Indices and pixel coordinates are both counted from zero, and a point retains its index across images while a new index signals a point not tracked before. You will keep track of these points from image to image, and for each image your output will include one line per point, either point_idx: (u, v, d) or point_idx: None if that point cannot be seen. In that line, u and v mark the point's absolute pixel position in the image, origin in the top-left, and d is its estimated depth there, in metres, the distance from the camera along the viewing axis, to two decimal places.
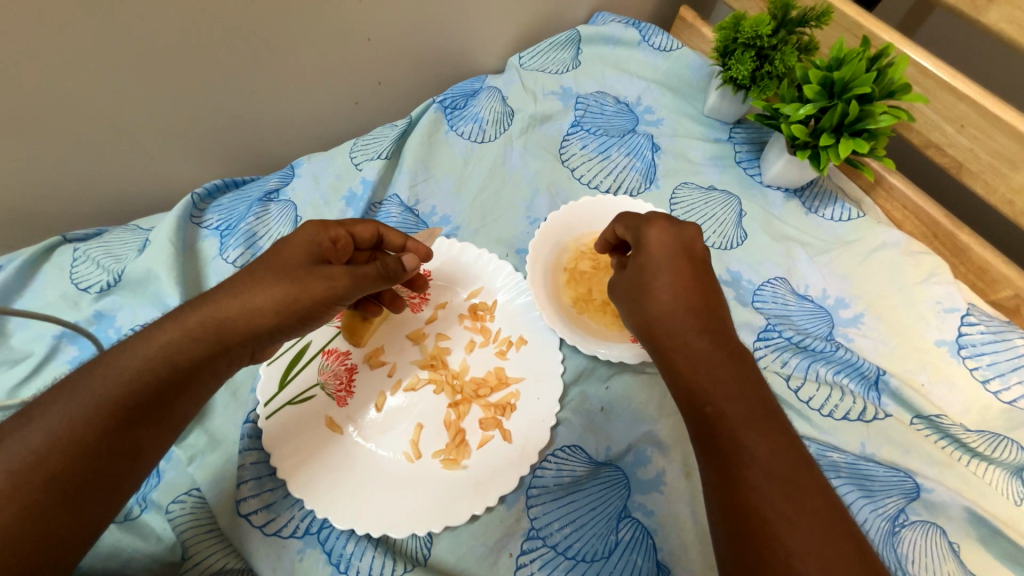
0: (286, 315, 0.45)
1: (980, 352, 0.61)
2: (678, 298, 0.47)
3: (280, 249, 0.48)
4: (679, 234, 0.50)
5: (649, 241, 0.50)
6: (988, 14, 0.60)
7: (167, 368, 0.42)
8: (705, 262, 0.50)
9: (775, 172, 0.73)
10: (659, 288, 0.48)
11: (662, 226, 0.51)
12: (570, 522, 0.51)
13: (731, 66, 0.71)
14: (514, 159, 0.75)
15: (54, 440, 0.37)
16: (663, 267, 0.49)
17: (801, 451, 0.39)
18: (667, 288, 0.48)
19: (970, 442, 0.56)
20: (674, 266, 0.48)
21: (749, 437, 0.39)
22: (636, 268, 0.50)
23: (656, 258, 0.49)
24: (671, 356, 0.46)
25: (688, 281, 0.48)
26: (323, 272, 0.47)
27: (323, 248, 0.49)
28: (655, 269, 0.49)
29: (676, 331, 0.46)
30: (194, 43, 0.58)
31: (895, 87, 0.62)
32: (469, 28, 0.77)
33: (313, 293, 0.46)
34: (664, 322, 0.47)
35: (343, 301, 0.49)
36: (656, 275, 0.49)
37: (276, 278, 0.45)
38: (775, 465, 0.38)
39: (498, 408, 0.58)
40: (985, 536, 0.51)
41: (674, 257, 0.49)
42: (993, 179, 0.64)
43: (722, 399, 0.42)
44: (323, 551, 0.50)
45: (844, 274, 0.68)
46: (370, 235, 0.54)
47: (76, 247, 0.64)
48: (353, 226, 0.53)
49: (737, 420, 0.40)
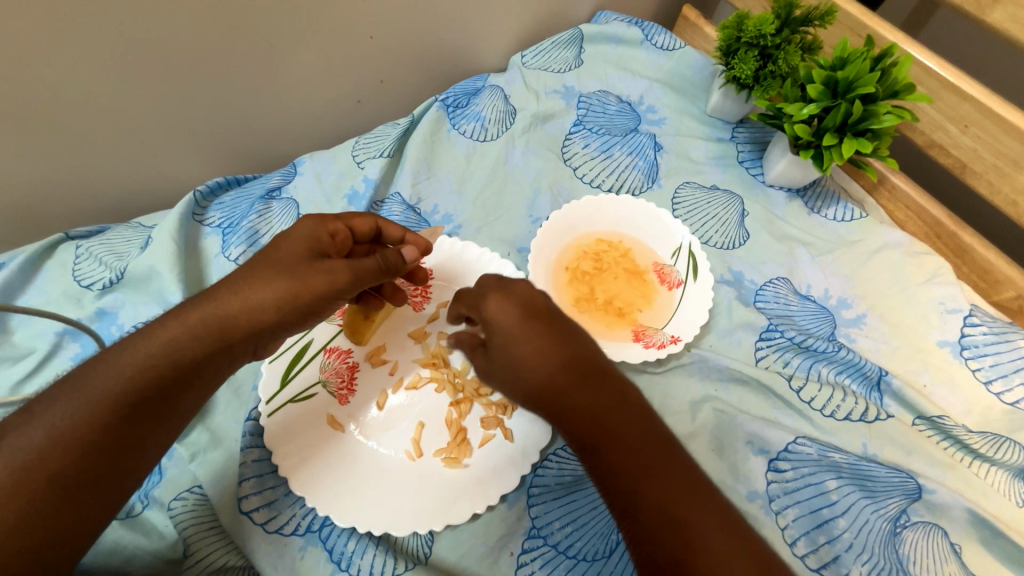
0: (288, 310, 0.45)
1: (982, 353, 0.61)
2: (541, 363, 0.44)
3: (279, 244, 0.48)
4: (517, 295, 0.49)
5: (493, 312, 0.48)
6: (993, 14, 0.60)
7: (169, 365, 0.42)
8: (553, 313, 0.48)
9: (777, 171, 0.73)
10: (522, 358, 0.45)
11: (498, 296, 0.48)
12: (571, 522, 0.51)
13: (734, 65, 0.70)
14: (516, 157, 0.75)
15: (56, 438, 0.37)
16: (515, 332, 0.46)
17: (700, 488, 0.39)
18: (529, 353, 0.45)
19: (972, 443, 0.55)
20: (527, 328, 0.46)
21: (647, 490, 0.38)
22: (495, 344, 0.47)
23: (509, 323, 0.47)
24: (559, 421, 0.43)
25: (544, 341, 0.45)
26: (323, 268, 0.47)
27: (321, 242, 0.49)
28: (509, 338, 0.46)
29: (554, 397, 0.43)
30: (197, 40, 0.58)
31: (899, 87, 0.62)
32: (471, 26, 0.77)
33: (314, 288, 0.46)
34: (539, 391, 0.44)
35: (344, 296, 0.49)
36: (514, 342, 0.46)
37: (277, 274, 0.45)
38: (675, 507, 0.37)
39: (500, 407, 0.58)
40: (986, 538, 0.51)
41: (523, 320, 0.47)
42: (996, 179, 0.64)
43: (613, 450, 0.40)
44: (324, 549, 0.50)
45: (847, 274, 0.68)
46: (368, 229, 0.54)
47: (78, 244, 0.64)
48: (353, 220, 0.53)
49: (631, 471, 0.39)
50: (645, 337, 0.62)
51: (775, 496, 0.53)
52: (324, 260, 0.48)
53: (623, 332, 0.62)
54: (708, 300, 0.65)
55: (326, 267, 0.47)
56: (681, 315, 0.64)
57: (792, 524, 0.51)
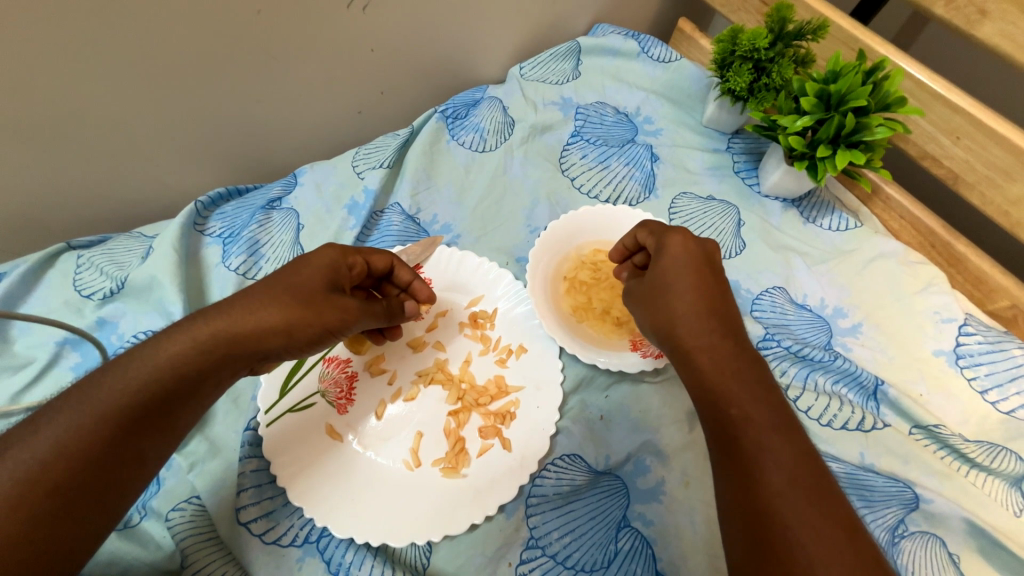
0: (298, 336, 0.47)
1: (977, 362, 0.62)
2: (702, 304, 0.49)
3: (297, 267, 0.49)
4: (701, 246, 0.53)
5: (671, 248, 0.52)
6: (982, 28, 0.60)
7: (173, 380, 0.42)
8: (718, 272, 0.52)
9: (773, 182, 0.74)
10: (680, 291, 0.50)
11: (680, 238, 0.52)
12: (569, 531, 0.51)
13: (729, 78, 0.72)
14: (515, 168, 0.76)
15: (60, 450, 0.38)
16: (680, 277, 0.50)
17: (813, 455, 0.40)
18: (687, 300, 0.49)
19: (970, 453, 0.56)
20: (691, 276, 0.50)
21: (763, 452, 0.39)
22: (656, 273, 0.52)
23: (677, 266, 0.51)
24: (692, 361, 0.47)
25: (710, 287, 0.50)
26: (337, 302, 0.49)
27: (338, 273, 0.51)
28: (672, 285, 0.50)
29: (693, 336, 0.48)
30: (196, 53, 0.59)
31: (891, 100, 0.63)
32: (470, 38, 0.78)
33: (327, 319, 0.48)
34: (688, 327, 0.48)
35: (347, 331, 0.51)
36: (673, 279, 0.50)
37: (293, 298, 0.46)
38: (789, 463, 0.39)
39: (498, 416, 0.58)
40: (984, 547, 0.51)
41: (691, 272, 0.50)
42: (988, 190, 0.65)
43: (744, 403, 0.42)
44: (322, 560, 0.50)
45: (842, 283, 0.69)
46: (384, 265, 0.56)
47: (80, 254, 0.64)
48: (371, 255, 0.55)
49: (752, 429, 0.41)
50: (642, 346, 0.62)
51: None
52: (339, 294, 0.50)
53: (620, 341, 0.63)
54: None
55: (341, 302, 0.49)
56: None
57: None
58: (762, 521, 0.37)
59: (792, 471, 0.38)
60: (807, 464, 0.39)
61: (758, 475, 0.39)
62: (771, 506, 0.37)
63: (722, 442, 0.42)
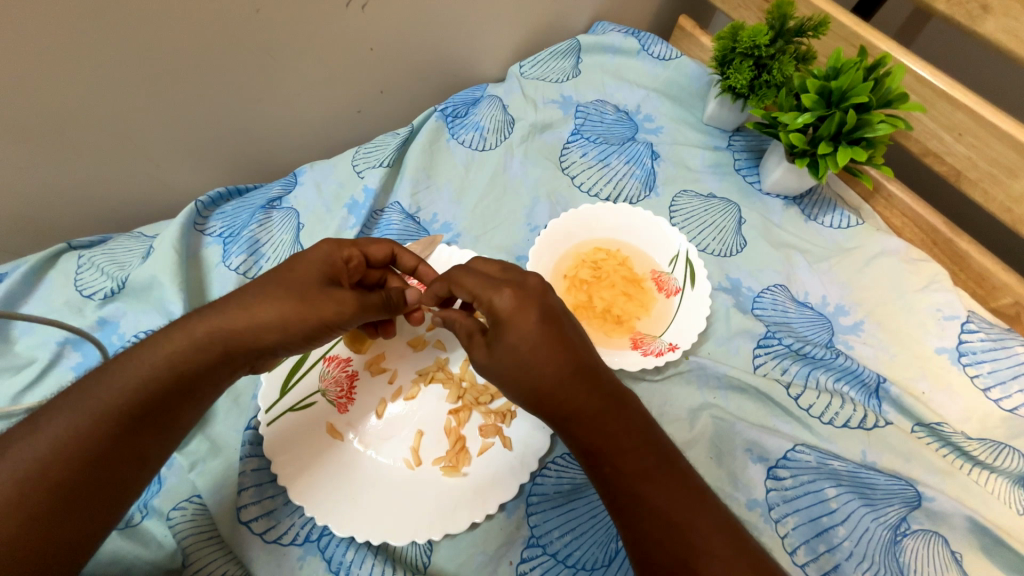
0: (293, 331, 0.46)
1: (980, 360, 0.61)
2: (561, 364, 0.42)
3: (292, 264, 0.48)
4: (527, 287, 0.45)
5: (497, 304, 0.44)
6: (984, 24, 0.60)
7: (172, 377, 0.42)
8: (556, 309, 0.45)
9: (774, 179, 0.74)
10: (537, 359, 0.42)
11: (509, 288, 0.44)
12: (570, 530, 0.51)
13: (729, 75, 0.71)
14: (515, 167, 0.76)
15: (60, 448, 0.38)
16: (530, 345, 0.43)
17: (694, 485, 0.41)
18: (551, 367, 0.42)
19: (972, 450, 0.55)
20: (542, 334, 0.43)
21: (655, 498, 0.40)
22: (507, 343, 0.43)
23: (523, 332, 0.43)
24: (568, 425, 0.43)
25: (559, 345, 0.43)
26: (332, 295, 0.48)
27: (334, 267, 0.50)
28: (538, 353, 0.42)
29: (566, 403, 0.42)
30: (196, 52, 0.59)
31: (892, 96, 0.62)
32: (470, 37, 0.78)
33: (322, 312, 0.47)
34: (558, 395, 0.42)
35: (346, 326, 0.50)
36: (530, 349, 0.43)
37: (287, 293, 0.46)
38: (678, 507, 0.39)
39: (498, 415, 0.58)
40: (987, 546, 0.51)
41: (542, 325, 0.43)
42: (991, 187, 0.64)
43: (621, 459, 0.41)
44: (323, 559, 0.50)
45: (844, 281, 0.69)
46: (383, 255, 0.56)
47: (81, 254, 0.65)
48: (368, 246, 0.55)
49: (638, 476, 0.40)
50: (643, 345, 0.62)
51: (774, 504, 0.53)
52: (335, 287, 0.49)
53: (621, 340, 0.62)
54: (706, 308, 0.65)
55: (338, 294, 0.48)
56: (679, 321, 0.64)
57: (792, 532, 0.51)
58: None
59: (685, 511, 0.39)
60: (694, 500, 0.40)
61: (653, 532, 0.39)
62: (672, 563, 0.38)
63: (613, 499, 0.41)
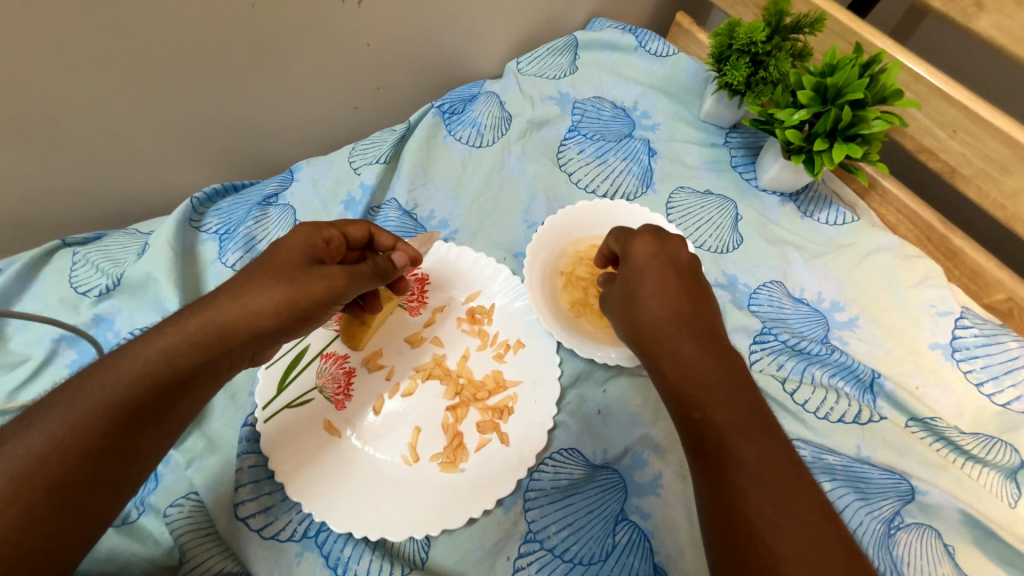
0: (287, 315, 0.46)
1: (974, 355, 0.62)
2: (672, 305, 0.49)
3: (275, 252, 0.48)
4: (666, 247, 0.54)
5: (636, 253, 0.54)
6: (979, 21, 0.60)
7: (166, 372, 0.42)
8: (692, 271, 0.53)
9: (770, 176, 0.74)
10: (656, 299, 0.50)
11: (648, 242, 0.54)
12: (567, 525, 0.52)
13: (726, 72, 0.71)
14: (512, 163, 0.76)
15: (55, 445, 0.37)
16: (648, 284, 0.51)
17: (789, 454, 0.41)
18: (660, 301, 0.50)
19: (965, 445, 0.56)
20: (665, 278, 0.51)
21: (738, 443, 0.41)
22: (627, 280, 0.53)
23: (647, 271, 0.52)
24: (662, 363, 0.48)
25: (679, 293, 0.50)
26: (322, 272, 0.47)
27: (317, 249, 0.50)
28: (650, 287, 0.51)
29: (667, 339, 0.48)
30: (190, 48, 0.59)
31: (888, 93, 0.63)
32: (467, 33, 0.78)
33: (312, 292, 0.47)
34: (662, 330, 0.48)
35: (341, 300, 0.50)
36: (648, 292, 0.51)
37: (274, 279, 0.46)
38: (762, 459, 0.40)
39: (496, 411, 0.58)
40: (979, 538, 0.51)
41: (669, 270, 0.52)
42: (985, 183, 0.65)
43: (714, 405, 0.43)
44: (320, 555, 0.50)
45: (839, 277, 0.69)
46: (362, 235, 0.55)
47: (75, 251, 0.64)
48: (346, 226, 0.54)
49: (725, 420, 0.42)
50: None
51: None
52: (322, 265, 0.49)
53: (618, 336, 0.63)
54: None
55: (325, 272, 0.48)
56: None
57: None
58: (736, 524, 0.38)
59: (769, 465, 0.40)
60: (781, 464, 0.40)
61: (729, 476, 0.40)
62: (744, 505, 0.38)
63: (695, 439, 0.43)
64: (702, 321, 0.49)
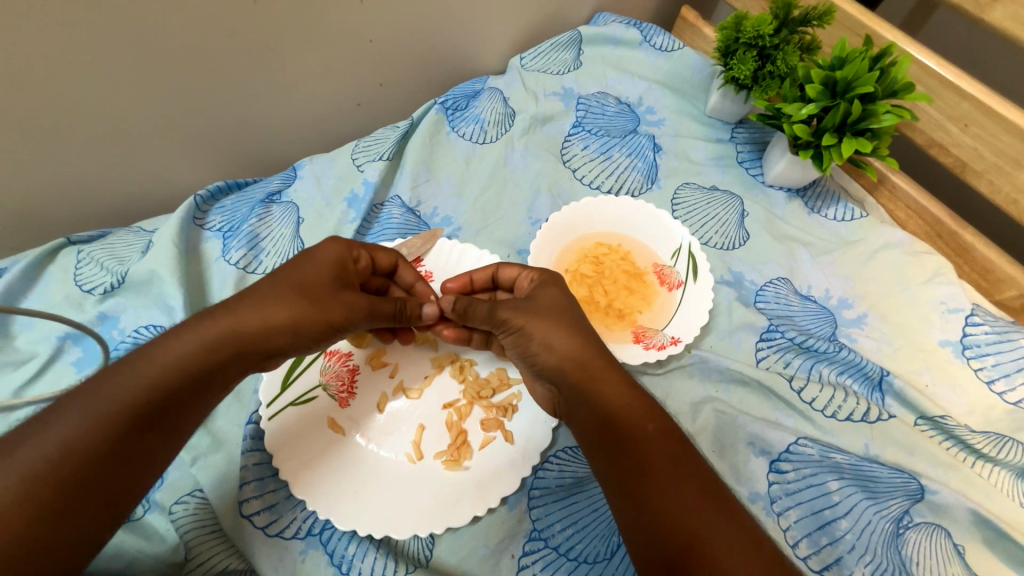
0: (303, 333, 0.48)
1: (985, 353, 0.61)
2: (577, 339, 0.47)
3: (304, 265, 0.50)
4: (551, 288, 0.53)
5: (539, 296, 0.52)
6: (992, 12, 0.59)
7: (181, 377, 0.42)
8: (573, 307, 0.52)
9: (778, 171, 0.73)
10: (559, 336, 0.48)
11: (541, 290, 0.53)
12: (572, 523, 0.51)
13: (733, 66, 0.70)
14: (516, 160, 0.75)
15: (69, 447, 0.37)
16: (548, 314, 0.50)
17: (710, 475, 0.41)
18: (563, 331, 0.48)
19: (975, 443, 0.55)
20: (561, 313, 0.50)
21: (652, 450, 0.41)
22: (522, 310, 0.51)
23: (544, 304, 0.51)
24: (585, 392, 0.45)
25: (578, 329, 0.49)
26: (343, 300, 0.50)
27: (343, 270, 0.52)
28: (547, 316, 0.49)
29: (586, 374, 0.46)
30: (193, 44, 0.58)
31: (898, 86, 0.61)
32: (471, 28, 0.77)
33: (332, 316, 0.49)
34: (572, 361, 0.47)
35: (353, 329, 0.53)
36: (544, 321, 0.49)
37: (298, 296, 0.47)
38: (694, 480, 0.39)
39: (500, 409, 0.58)
40: (990, 539, 0.50)
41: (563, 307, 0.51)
42: (997, 178, 0.64)
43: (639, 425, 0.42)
44: (325, 552, 0.50)
45: (847, 273, 0.68)
46: (388, 263, 0.58)
47: (80, 248, 0.64)
48: (376, 252, 0.57)
49: (662, 466, 0.40)
50: (645, 338, 0.62)
51: (776, 498, 0.53)
52: (345, 290, 0.51)
53: (623, 333, 0.62)
54: (708, 300, 0.64)
55: (347, 299, 0.51)
56: (681, 316, 0.64)
57: (793, 526, 0.51)
58: (672, 538, 0.36)
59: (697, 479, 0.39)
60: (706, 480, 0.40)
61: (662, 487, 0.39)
62: (677, 515, 0.37)
63: (619, 463, 0.41)
64: (607, 353, 0.48)
